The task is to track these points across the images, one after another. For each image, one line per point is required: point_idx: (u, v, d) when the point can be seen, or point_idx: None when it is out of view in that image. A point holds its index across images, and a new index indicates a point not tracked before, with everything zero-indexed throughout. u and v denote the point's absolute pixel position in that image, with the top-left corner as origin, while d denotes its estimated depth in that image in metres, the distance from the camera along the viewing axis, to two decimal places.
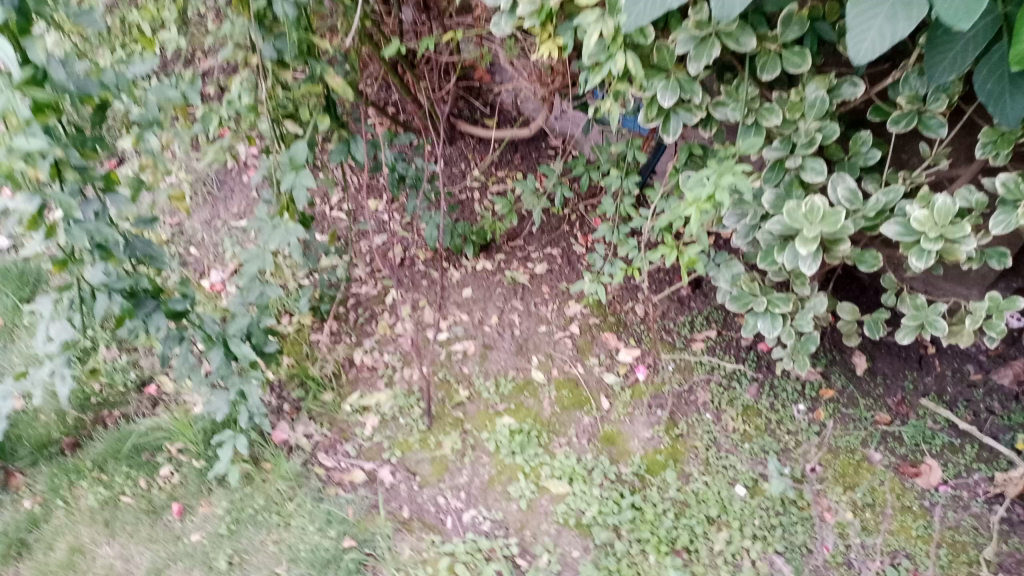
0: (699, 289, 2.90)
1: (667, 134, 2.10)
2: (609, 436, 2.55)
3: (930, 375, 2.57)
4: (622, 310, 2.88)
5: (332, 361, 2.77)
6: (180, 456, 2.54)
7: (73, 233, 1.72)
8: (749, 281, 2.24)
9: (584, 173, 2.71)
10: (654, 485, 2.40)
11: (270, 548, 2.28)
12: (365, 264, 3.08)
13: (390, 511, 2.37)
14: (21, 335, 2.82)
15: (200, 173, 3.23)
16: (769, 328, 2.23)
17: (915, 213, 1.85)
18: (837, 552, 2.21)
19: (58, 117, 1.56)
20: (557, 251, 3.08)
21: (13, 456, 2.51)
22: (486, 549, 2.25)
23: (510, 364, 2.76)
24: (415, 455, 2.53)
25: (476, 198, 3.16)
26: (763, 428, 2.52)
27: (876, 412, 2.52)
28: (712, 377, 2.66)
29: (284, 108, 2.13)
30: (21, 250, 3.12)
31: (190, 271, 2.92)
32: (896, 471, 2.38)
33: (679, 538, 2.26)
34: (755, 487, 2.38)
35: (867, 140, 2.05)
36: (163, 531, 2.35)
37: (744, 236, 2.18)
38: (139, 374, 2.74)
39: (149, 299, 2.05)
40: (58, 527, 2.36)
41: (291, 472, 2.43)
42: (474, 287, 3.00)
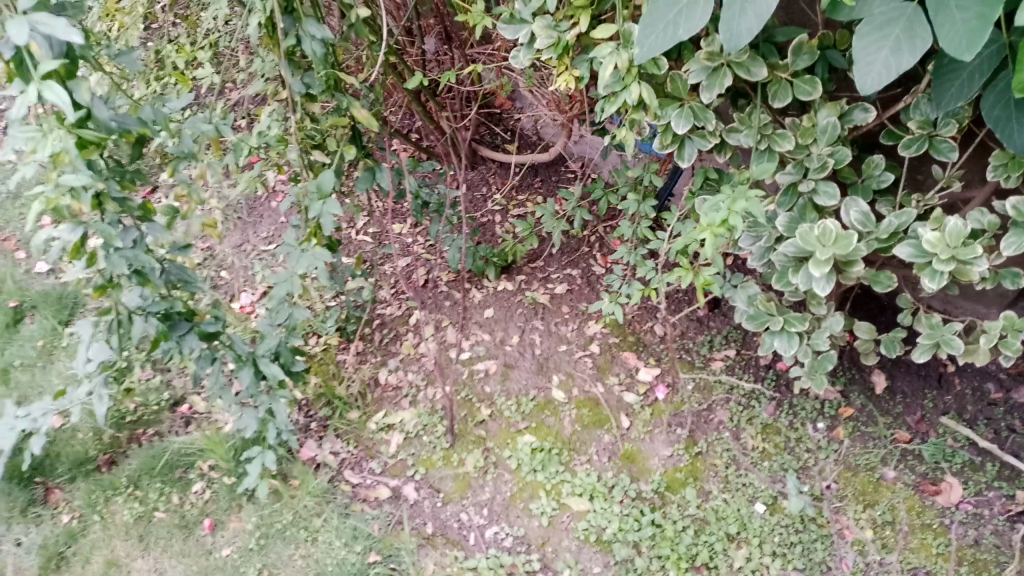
0: (717, 309, 2.93)
1: (682, 160, 2.17)
2: (629, 454, 2.59)
3: (949, 394, 2.57)
4: (641, 330, 2.92)
5: (357, 380, 2.84)
6: (211, 473, 2.61)
7: (113, 261, 1.81)
8: (765, 301, 2.28)
9: (603, 196, 2.78)
10: (674, 503, 2.44)
11: (300, 562, 2.37)
12: (389, 285, 3.15)
13: (414, 527, 2.45)
14: (61, 356, 2.93)
15: (231, 200, 3.34)
16: (786, 347, 2.26)
17: (927, 235, 1.89)
18: (857, 569, 2.25)
19: (100, 152, 1.65)
20: (576, 272, 3.12)
21: (52, 473, 2.62)
22: (508, 564, 2.32)
23: (531, 383, 2.80)
24: (439, 472, 2.58)
25: (497, 221, 3.23)
26: (782, 446, 2.54)
27: (896, 430, 2.53)
28: (732, 396, 2.68)
29: (311, 139, 2.24)
30: (60, 275, 3.24)
31: (221, 294, 3.01)
32: (917, 488, 2.39)
33: (698, 555, 2.30)
34: (774, 504, 2.40)
35: (880, 163, 2.09)
36: (195, 546, 2.43)
37: (759, 258, 2.20)
38: (172, 394, 2.83)
39: (183, 321, 2.13)
40: (94, 541, 2.45)
41: (318, 489, 2.51)
42: (496, 307, 3.05)
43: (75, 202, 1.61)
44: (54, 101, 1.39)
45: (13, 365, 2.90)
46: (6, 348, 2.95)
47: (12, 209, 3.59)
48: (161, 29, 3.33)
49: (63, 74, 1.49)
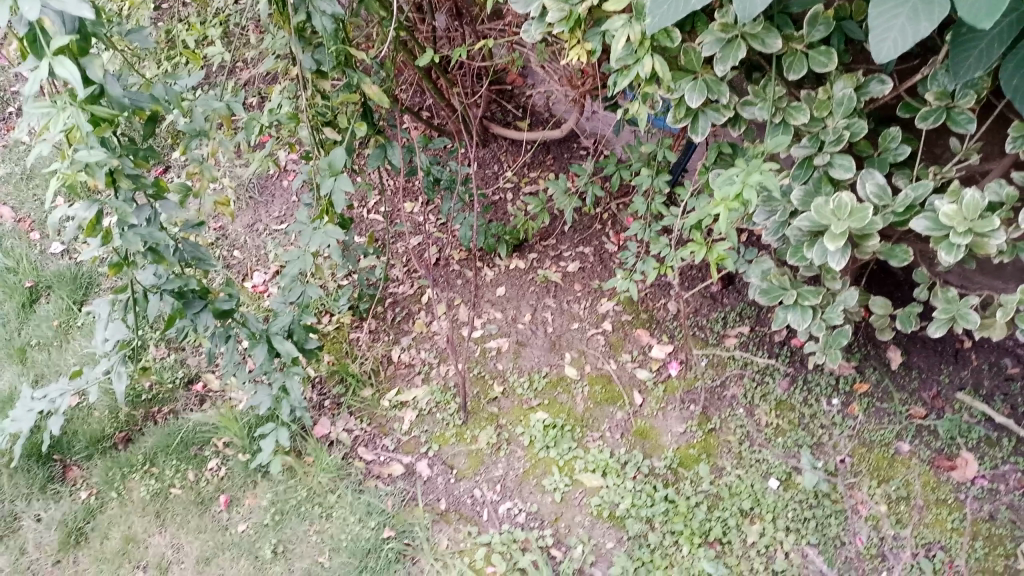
0: (732, 286, 2.89)
1: (695, 134, 2.14)
2: (641, 430, 2.58)
3: (965, 369, 2.54)
4: (654, 307, 2.90)
5: (371, 358, 2.85)
6: (226, 450, 2.63)
7: (128, 239, 1.80)
8: (779, 275, 2.25)
9: (615, 172, 2.75)
10: (687, 479, 2.43)
11: (314, 538, 2.39)
12: (401, 264, 3.15)
13: (427, 503, 2.46)
14: (76, 336, 2.95)
15: (243, 179, 3.34)
16: (799, 322, 2.24)
17: (944, 208, 1.87)
18: (871, 544, 2.24)
19: (113, 129, 1.64)
20: (589, 249, 3.09)
21: (70, 450, 2.64)
22: (521, 539, 2.34)
23: (543, 361, 2.80)
24: (452, 448, 2.59)
25: (509, 199, 3.22)
26: (796, 422, 2.53)
27: (911, 406, 2.51)
28: (746, 371, 2.67)
29: (322, 116, 2.21)
30: (74, 255, 3.25)
31: (234, 273, 3.02)
32: (931, 464, 2.38)
33: (711, 530, 2.30)
34: (788, 480, 2.40)
35: (896, 136, 2.06)
36: (211, 521, 2.45)
37: (773, 233, 2.18)
38: (186, 372, 2.84)
39: (197, 299, 2.11)
40: (112, 517, 2.48)
41: (333, 465, 2.52)
42: (507, 286, 3.05)
43: (91, 178, 1.62)
44: (66, 77, 1.38)
45: (29, 345, 2.93)
46: (22, 328, 2.98)
47: (27, 190, 3.60)
48: (170, 7, 3.32)
49: (75, 51, 1.48)
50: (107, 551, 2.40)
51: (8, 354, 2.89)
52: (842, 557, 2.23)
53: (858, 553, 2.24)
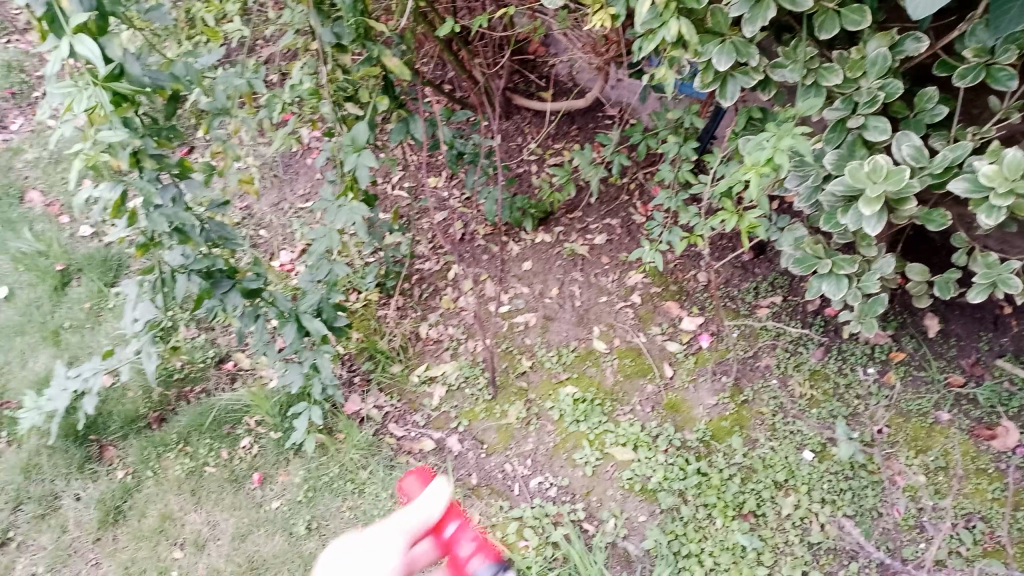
0: (763, 255, 2.81)
1: (724, 99, 2.09)
2: (672, 403, 2.55)
3: (1006, 336, 2.47)
4: (684, 278, 2.85)
5: (399, 334, 2.85)
6: (258, 428, 2.64)
7: (154, 219, 1.80)
8: (813, 244, 2.21)
9: (642, 141, 2.70)
10: (720, 452, 2.41)
11: (347, 514, 2.41)
12: (427, 240, 3.13)
13: (459, 478, 2.47)
14: (108, 318, 2.98)
15: (267, 158, 3.33)
16: (835, 291, 2.19)
17: (984, 168, 1.80)
18: (909, 516, 2.21)
19: (135, 109, 1.63)
20: (616, 221, 3.04)
21: (105, 430, 2.68)
22: (552, 514, 2.35)
23: (571, 334, 2.78)
24: (482, 424, 2.59)
25: (534, 171, 3.18)
26: (831, 393, 2.48)
27: (949, 374, 2.45)
28: (778, 341, 2.62)
29: (343, 91, 2.22)
30: (104, 238, 3.28)
31: (261, 252, 3.03)
32: (971, 433, 2.33)
33: (745, 503, 2.28)
34: (823, 451, 2.36)
35: (933, 96, 1.98)
36: (246, 499, 2.48)
37: (806, 199, 2.13)
38: (217, 351, 2.85)
39: (225, 279, 2.11)
40: (149, 495, 2.52)
41: (364, 442, 2.53)
42: (534, 260, 3.02)
43: (114, 159, 1.61)
44: (86, 56, 1.37)
45: (63, 327, 2.96)
46: (55, 311, 3.01)
47: (55, 174, 3.63)
48: None
49: (94, 30, 1.46)
50: (145, 528, 2.44)
51: (43, 337, 2.93)
52: (879, 528, 2.20)
53: (896, 525, 2.20)
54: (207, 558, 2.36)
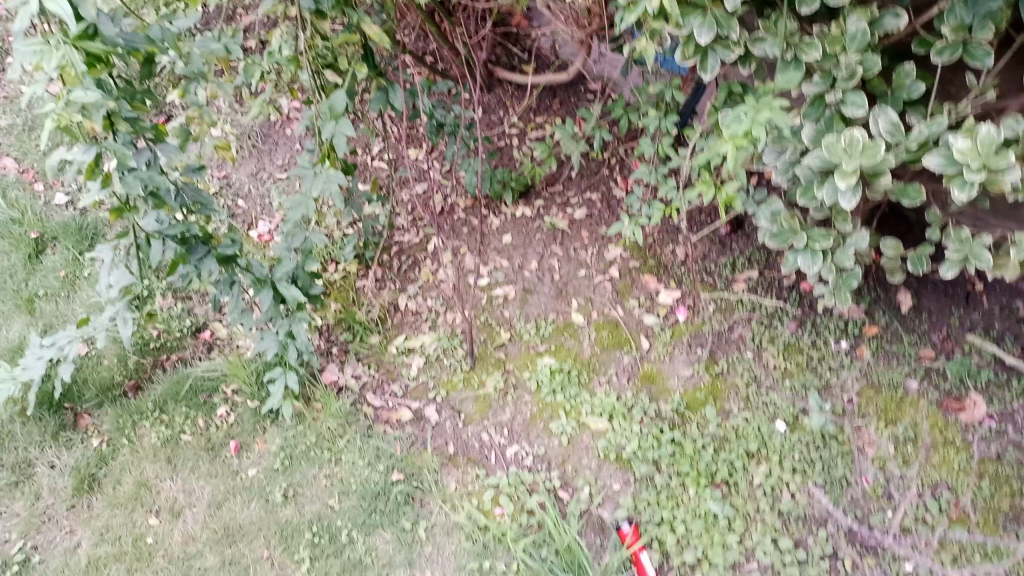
0: (741, 231, 2.87)
1: (704, 73, 2.10)
2: (648, 375, 2.57)
3: (977, 311, 2.58)
4: (662, 252, 2.88)
5: (377, 306, 2.79)
6: (236, 397, 2.59)
7: (127, 182, 1.76)
8: (789, 218, 2.21)
9: (623, 116, 2.70)
10: (694, 422, 2.44)
11: (324, 482, 2.39)
12: (406, 212, 3.07)
13: (436, 447, 2.46)
14: (84, 286, 2.95)
15: (246, 128, 3.27)
16: (809, 265, 2.21)
17: (958, 143, 1.82)
18: (877, 485, 2.27)
19: (108, 71, 1.63)
20: (596, 195, 3.05)
21: (80, 398, 2.57)
22: (528, 482, 2.35)
23: (550, 308, 2.78)
24: (460, 394, 2.58)
25: (515, 144, 3.16)
26: (804, 365, 2.53)
27: (920, 348, 2.54)
28: (754, 315, 2.66)
29: (323, 58, 2.17)
30: (79, 206, 3.23)
31: (239, 223, 2.99)
32: (940, 405, 2.41)
33: (718, 472, 2.32)
34: (795, 422, 2.41)
35: (911, 72, 2.01)
36: (222, 467, 2.43)
37: (783, 173, 2.16)
38: (194, 321, 2.76)
39: (200, 245, 2.08)
40: (124, 463, 2.44)
41: (341, 411, 2.50)
42: (514, 233, 2.99)
43: (87, 120, 1.60)
44: (55, 13, 1.35)
45: (37, 295, 2.92)
46: (29, 280, 2.96)
47: (29, 142, 3.57)
48: None
49: None
50: (120, 496, 2.37)
51: (16, 305, 2.88)
52: (848, 496, 2.26)
53: (864, 493, 2.26)
54: (182, 525, 2.31)
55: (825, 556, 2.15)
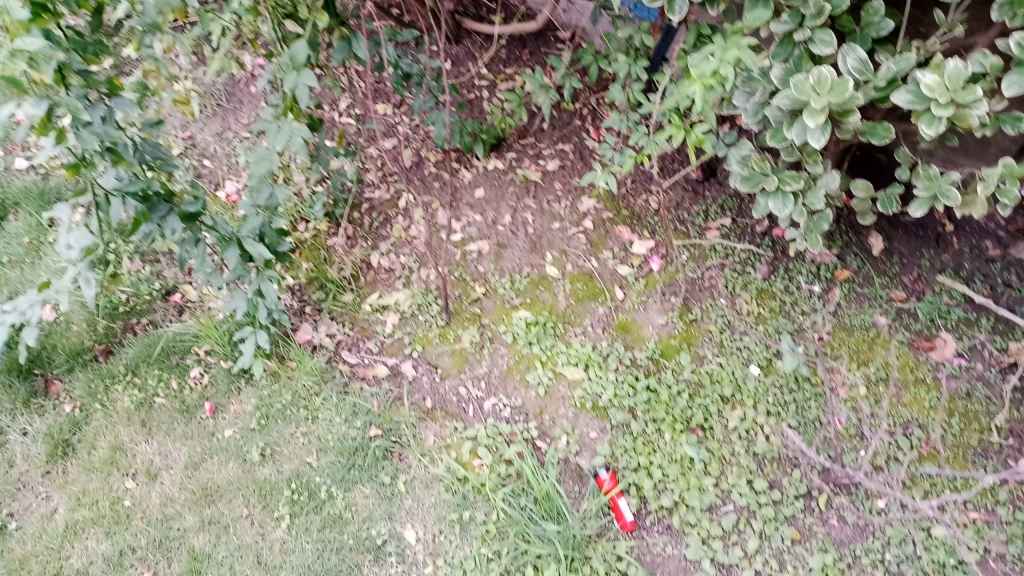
0: (713, 178, 2.88)
1: (672, 14, 2.05)
2: (623, 324, 2.58)
3: (947, 252, 2.62)
4: (635, 202, 2.87)
5: (349, 263, 2.76)
6: (208, 358, 2.57)
7: (83, 137, 1.73)
8: (760, 161, 2.20)
9: (593, 64, 2.66)
10: (668, 368, 2.45)
11: (301, 440, 2.38)
12: (376, 168, 3.02)
13: (413, 402, 2.46)
14: (48, 252, 2.89)
15: (208, 86, 3.19)
16: (781, 208, 2.19)
17: (926, 78, 1.81)
18: (850, 425, 2.30)
19: (56, 21, 1.57)
20: (568, 146, 3.03)
21: (50, 364, 2.54)
22: (506, 433, 2.36)
23: (524, 261, 2.77)
24: (436, 349, 2.57)
25: (485, 96, 3.11)
26: (777, 310, 2.54)
27: (891, 290, 2.56)
28: (727, 262, 2.67)
29: (282, 8, 2.11)
30: (40, 170, 3.15)
31: (205, 183, 2.93)
32: (911, 345, 2.44)
33: (693, 417, 2.34)
34: (769, 366, 2.43)
35: (879, 9, 1.99)
36: (198, 428, 2.41)
37: (754, 115, 2.14)
38: (163, 284, 2.72)
39: (162, 203, 2.04)
40: (98, 428, 2.42)
41: (316, 369, 2.49)
42: (486, 187, 2.96)
43: (36, 72, 1.55)
44: None
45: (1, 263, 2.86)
46: None
47: None
48: None
49: None
50: (96, 461, 2.35)
51: None
52: (821, 437, 2.29)
53: (837, 434, 2.29)
54: (160, 487, 2.30)
55: (799, 496, 2.19)
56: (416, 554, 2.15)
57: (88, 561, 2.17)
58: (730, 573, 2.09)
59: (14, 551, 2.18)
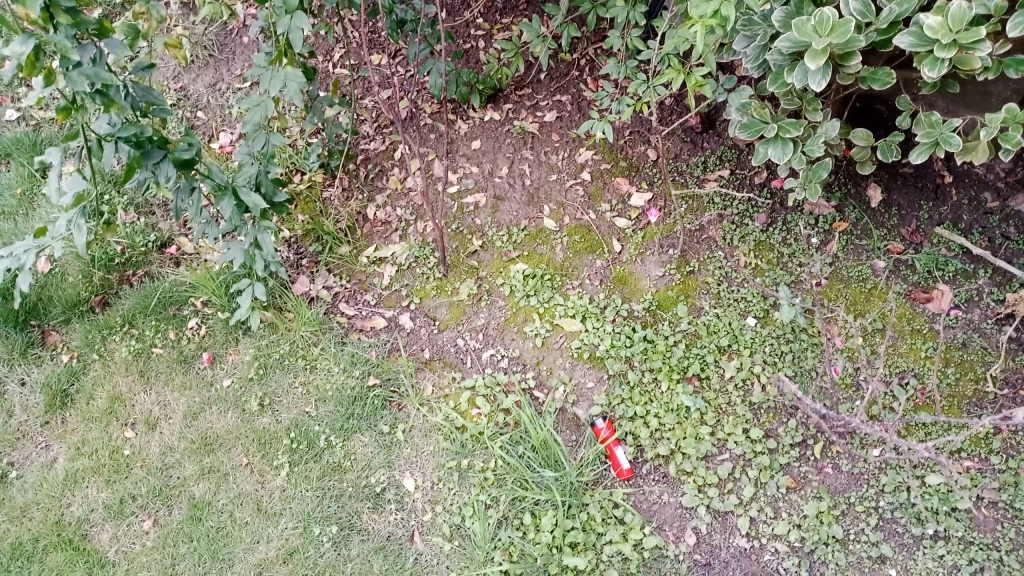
0: (712, 130, 2.81)
1: None
2: (621, 277, 2.57)
3: (945, 205, 2.58)
4: (633, 154, 2.83)
5: (345, 215, 2.75)
6: (206, 309, 2.56)
7: (74, 79, 1.69)
8: (760, 108, 2.18)
9: (591, 11, 2.61)
10: (665, 320, 2.45)
11: (300, 390, 2.39)
12: (371, 119, 2.99)
13: (411, 353, 2.46)
14: (42, 204, 2.87)
15: (201, 35, 3.14)
16: (780, 156, 2.18)
17: (929, 21, 1.79)
18: (846, 375, 2.31)
19: None
20: (566, 97, 2.97)
21: (47, 315, 2.54)
22: (504, 382, 2.36)
23: (522, 214, 2.75)
24: (433, 301, 2.57)
25: (481, 46, 3.07)
26: (774, 261, 2.54)
27: (889, 242, 2.55)
28: (725, 212, 2.65)
29: None
30: (31, 121, 3.11)
31: (199, 135, 2.90)
32: (908, 297, 2.44)
33: (690, 367, 2.34)
34: (766, 317, 2.43)
35: None
36: (196, 378, 2.42)
37: (753, 60, 2.09)
38: (159, 236, 2.71)
39: (155, 150, 2.03)
40: (96, 378, 2.42)
41: (314, 319, 2.49)
42: (483, 138, 2.93)
43: None
44: None
45: None
46: None
47: None
48: None
49: None
50: (94, 411, 2.36)
51: None
52: (817, 386, 2.30)
53: (833, 383, 2.30)
54: (159, 437, 2.31)
55: (794, 445, 2.21)
56: (414, 501, 2.18)
57: (89, 509, 2.19)
58: (726, 519, 2.11)
59: (16, 499, 2.20)
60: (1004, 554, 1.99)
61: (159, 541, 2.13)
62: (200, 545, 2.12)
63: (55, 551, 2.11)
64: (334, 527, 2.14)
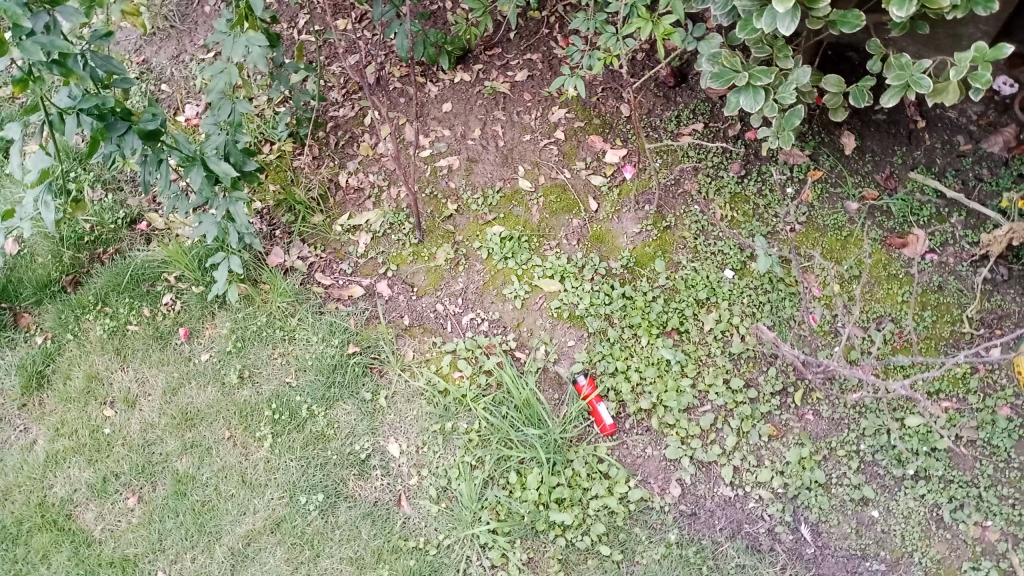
0: (684, 84, 2.79)
1: None
2: (598, 235, 2.56)
3: (919, 149, 2.58)
4: (606, 110, 2.79)
5: (317, 183, 2.71)
6: (179, 285, 2.52)
7: (27, 48, 1.63)
8: (730, 57, 2.14)
9: None
10: (643, 277, 2.45)
11: (279, 361, 2.38)
12: (339, 85, 2.93)
13: (390, 320, 2.44)
14: (7, 185, 2.81)
15: (160, 6, 3.07)
16: (751, 105, 2.16)
17: None
18: (825, 322, 2.32)
19: None
20: (537, 56, 2.94)
21: (17, 297, 2.50)
22: (484, 345, 2.35)
23: (496, 175, 2.72)
24: (410, 267, 2.55)
25: (449, 7, 3.02)
26: (750, 213, 2.54)
27: (864, 189, 2.54)
28: (700, 165, 2.64)
29: None
30: None
31: (164, 108, 2.85)
32: (885, 242, 2.45)
33: (669, 321, 2.34)
34: (743, 269, 2.43)
35: None
36: (174, 354, 2.40)
37: (722, 7, 2.06)
38: (128, 212, 2.65)
39: (120, 122, 1.97)
40: (71, 359, 2.40)
41: (289, 290, 2.46)
42: (453, 101, 2.89)
43: None
44: None
45: None
46: None
47: None
48: None
49: None
50: (72, 391, 2.34)
51: None
52: (796, 334, 2.32)
53: (811, 331, 2.32)
54: (139, 415, 2.29)
55: (775, 394, 2.22)
56: (400, 466, 2.18)
57: (72, 489, 2.18)
58: (710, 470, 2.13)
59: None
60: (983, 490, 2.04)
61: (144, 517, 2.12)
62: (185, 520, 2.11)
63: (39, 532, 2.11)
64: (320, 495, 2.14)
